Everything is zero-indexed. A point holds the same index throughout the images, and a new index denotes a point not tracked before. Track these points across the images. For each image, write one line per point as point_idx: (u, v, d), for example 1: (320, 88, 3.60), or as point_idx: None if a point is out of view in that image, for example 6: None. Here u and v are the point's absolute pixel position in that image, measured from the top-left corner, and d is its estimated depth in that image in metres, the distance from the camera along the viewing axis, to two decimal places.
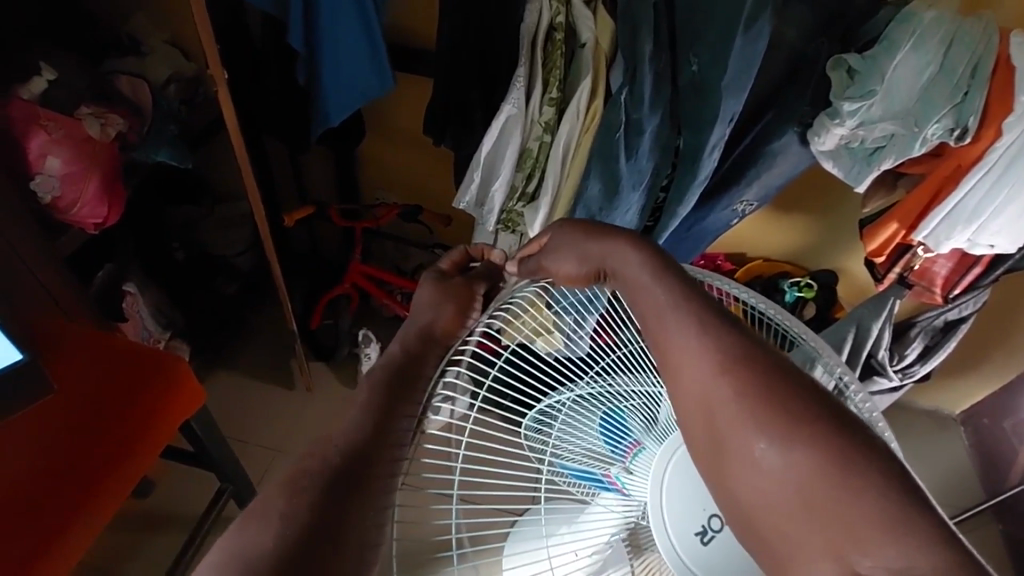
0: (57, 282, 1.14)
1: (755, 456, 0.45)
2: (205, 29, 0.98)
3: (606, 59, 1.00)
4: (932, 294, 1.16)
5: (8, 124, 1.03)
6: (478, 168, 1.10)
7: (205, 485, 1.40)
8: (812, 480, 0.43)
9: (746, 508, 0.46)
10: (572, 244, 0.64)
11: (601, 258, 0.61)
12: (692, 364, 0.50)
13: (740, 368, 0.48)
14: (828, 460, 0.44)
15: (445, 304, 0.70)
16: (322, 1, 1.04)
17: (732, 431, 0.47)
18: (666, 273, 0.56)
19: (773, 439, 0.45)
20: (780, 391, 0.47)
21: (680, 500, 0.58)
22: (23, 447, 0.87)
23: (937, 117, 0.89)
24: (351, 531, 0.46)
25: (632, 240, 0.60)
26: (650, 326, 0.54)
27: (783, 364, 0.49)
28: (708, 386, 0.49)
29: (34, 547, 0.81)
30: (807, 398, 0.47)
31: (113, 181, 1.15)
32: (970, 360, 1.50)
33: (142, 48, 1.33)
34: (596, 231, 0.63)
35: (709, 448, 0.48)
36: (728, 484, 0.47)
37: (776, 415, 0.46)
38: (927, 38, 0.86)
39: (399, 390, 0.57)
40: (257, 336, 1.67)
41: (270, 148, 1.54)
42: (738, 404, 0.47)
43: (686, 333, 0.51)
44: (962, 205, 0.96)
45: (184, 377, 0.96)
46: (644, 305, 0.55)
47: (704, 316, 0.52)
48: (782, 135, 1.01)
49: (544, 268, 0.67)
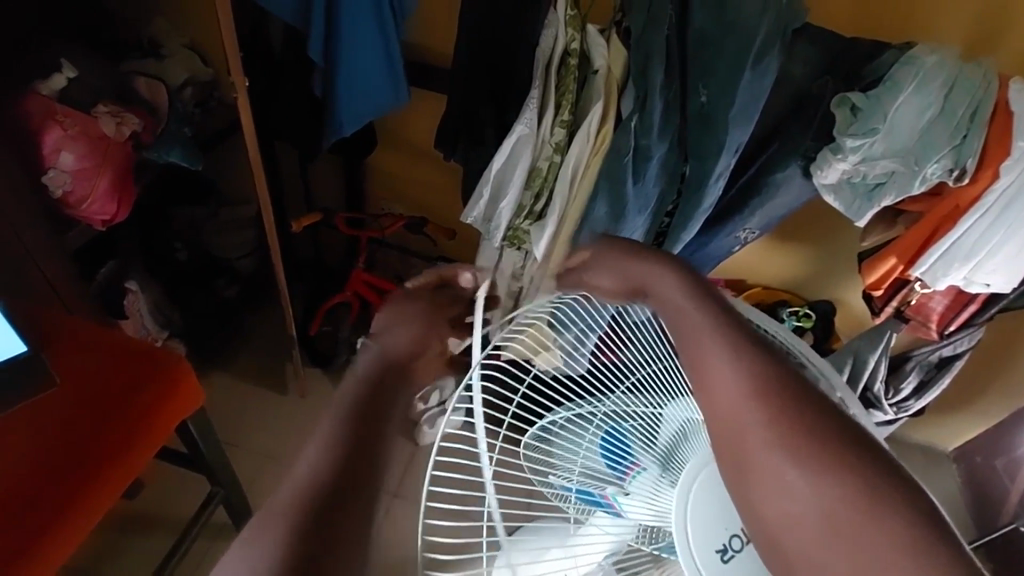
0: (63, 277, 1.16)
1: (785, 482, 0.43)
2: (230, 35, 1.00)
3: (618, 85, 1.01)
4: (928, 329, 1.18)
5: (26, 118, 1.06)
6: (487, 185, 1.12)
7: (191, 492, 1.37)
8: (839, 507, 0.42)
9: (770, 528, 0.44)
10: (613, 262, 0.57)
11: (637, 279, 0.56)
12: (718, 384, 0.48)
13: (771, 394, 0.47)
14: (856, 487, 0.43)
15: (408, 321, 0.47)
16: (344, 15, 1.07)
17: (764, 453, 0.45)
18: (707, 298, 0.53)
19: (804, 465, 0.43)
20: (803, 417, 0.46)
21: (701, 520, 0.57)
22: (13, 440, 0.86)
23: (936, 156, 0.92)
24: (337, 544, 0.39)
25: (669, 258, 0.56)
26: (681, 342, 0.52)
27: (810, 391, 0.48)
28: (737, 409, 0.47)
29: (22, 542, 0.80)
30: (831, 423, 0.46)
31: (124, 179, 1.16)
32: (966, 396, 1.50)
33: (161, 52, 1.34)
34: (633, 249, 0.57)
35: (736, 470, 0.46)
36: (754, 507, 0.44)
37: (800, 439, 0.44)
38: (928, 81, 0.89)
39: (372, 410, 0.44)
40: (252, 340, 1.66)
41: (280, 154, 1.55)
42: (769, 429, 0.45)
43: (721, 357, 0.49)
44: (959, 242, 0.99)
45: (186, 376, 0.96)
46: (679, 325, 0.52)
47: (737, 340, 0.50)
48: (784, 167, 1.03)
49: (582, 283, 0.59)
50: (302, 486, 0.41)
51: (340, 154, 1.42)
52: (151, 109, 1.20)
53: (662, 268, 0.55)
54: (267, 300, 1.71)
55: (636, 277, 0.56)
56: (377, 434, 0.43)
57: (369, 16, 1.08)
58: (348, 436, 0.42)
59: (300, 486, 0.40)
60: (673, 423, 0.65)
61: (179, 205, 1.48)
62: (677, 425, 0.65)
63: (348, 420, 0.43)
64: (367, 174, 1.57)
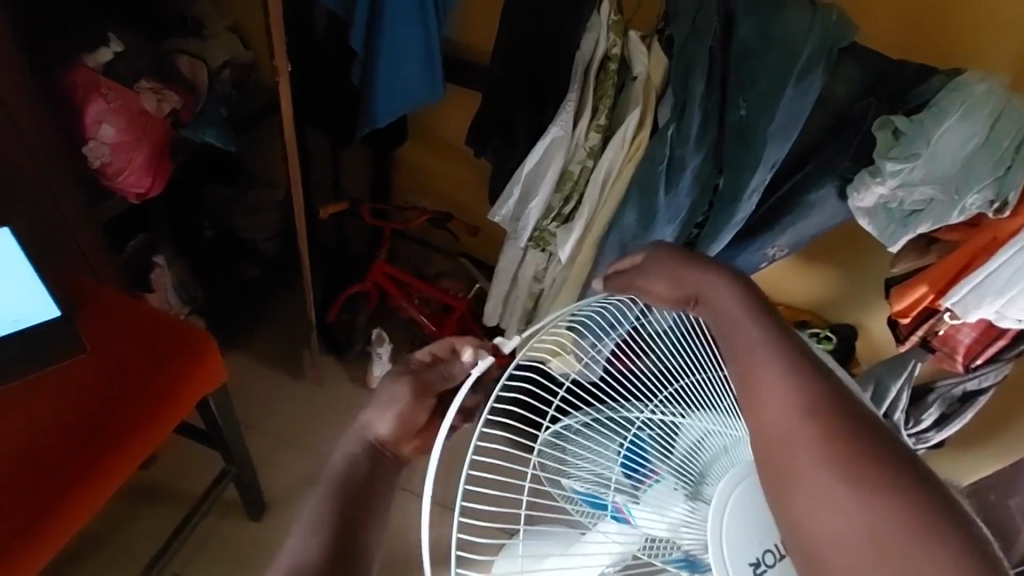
0: (95, 247, 1.19)
1: (836, 498, 0.39)
2: (276, 21, 1.01)
3: (657, 93, 1.01)
4: (954, 361, 1.16)
5: (73, 90, 1.08)
6: (518, 184, 1.13)
7: (202, 468, 1.39)
8: (890, 532, 0.38)
9: (810, 545, 0.39)
10: (669, 266, 0.59)
11: (692, 286, 0.56)
12: (764, 389, 0.45)
13: (829, 411, 0.43)
14: (913, 515, 0.38)
15: (393, 410, 0.58)
16: (388, 7, 1.08)
17: (815, 468, 0.40)
18: (761, 311, 0.51)
19: (857, 484, 0.39)
20: (861, 437, 0.42)
21: (736, 531, 0.52)
22: (23, 415, 0.87)
23: (978, 186, 0.90)
24: None
25: (730, 271, 0.55)
26: (730, 346, 0.49)
27: (868, 415, 0.44)
28: (791, 420, 0.43)
29: (26, 520, 0.81)
30: (889, 446, 0.42)
31: (160, 154, 1.18)
32: (986, 432, 1.47)
33: (204, 32, 1.36)
34: (696, 259, 0.58)
35: (781, 482, 0.41)
36: (798, 522, 0.40)
37: (852, 456, 0.40)
38: (976, 109, 0.87)
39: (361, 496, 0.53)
40: (270, 322, 1.67)
41: (311, 141, 1.57)
42: (825, 444, 0.41)
43: (778, 369, 0.46)
44: (995, 274, 0.97)
45: (211, 353, 0.98)
46: (731, 334, 0.50)
47: (797, 355, 0.46)
48: (820, 187, 1.02)
49: (633, 285, 0.61)
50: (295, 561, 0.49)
51: (372, 145, 1.43)
52: (191, 87, 1.22)
53: (722, 277, 0.55)
54: (288, 283, 1.73)
55: (692, 283, 0.57)
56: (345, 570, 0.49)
57: (413, 11, 1.09)
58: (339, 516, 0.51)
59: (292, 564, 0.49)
60: (694, 433, 0.62)
61: (209, 183, 1.50)
62: (696, 437, 0.62)
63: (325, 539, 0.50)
64: (395, 165, 1.58)
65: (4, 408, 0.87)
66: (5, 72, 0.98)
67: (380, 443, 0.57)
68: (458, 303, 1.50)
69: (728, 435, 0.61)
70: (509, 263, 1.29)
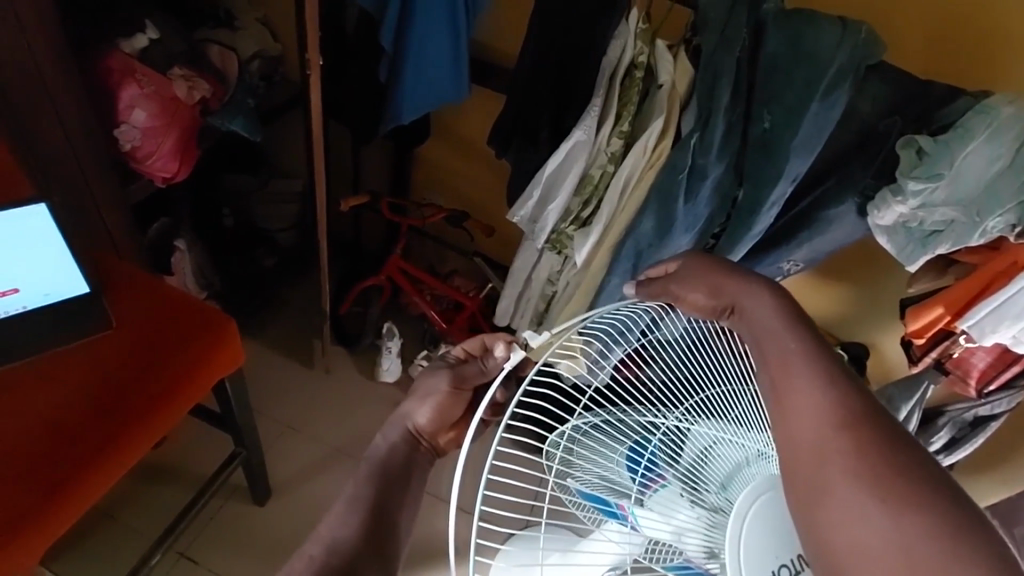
0: (119, 226, 1.21)
1: (861, 508, 0.39)
2: (310, 16, 1.04)
3: (681, 102, 1.01)
4: (966, 385, 1.15)
5: (109, 73, 1.11)
6: (539, 185, 1.14)
7: (212, 451, 1.41)
8: (916, 546, 0.38)
9: (835, 554, 0.39)
10: (704, 275, 0.60)
11: (730, 296, 0.57)
12: (797, 399, 0.46)
13: (861, 425, 0.43)
14: (943, 532, 0.38)
15: (427, 401, 0.62)
16: (418, 7, 1.10)
17: (842, 479, 0.41)
18: (798, 323, 0.51)
19: (886, 498, 0.39)
20: (892, 453, 0.42)
21: (755, 543, 0.51)
22: (49, 385, 0.90)
23: (1000, 210, 0.89)
24: None
25: (766, 281, 0.55)
26: (764, 356, 0.50)
27: (902, 432, 0.44)
28: (824, 433, 0.43)
29: (48, 487, 0.83)
30: (923, 464, 0.41)
31: (188, 141, 1.21)
32: (994, 459, 1.46)
33: (235, 23, 1.39)
34: (728, 268, 0.59)
35: (810, 490, 0.42)
36: (823, 529, 0.41)
37: (881, 469, 0.41)
38: (1002, 132, 0.87)
39: (391, 488, 0.56)
40: (285, 311, 1.70)
41: (334, 134, 1.59)
42: (857, 456, 0.42)
43: (813, 383, 0.46)
44: (1015, 298, 0.96)
45: (229, 336, 0.99)
46: (767, 344, 0.50)
47: (833, 370, 0.47)
48: (840, 203, 1.02)
49: (668, 292, 0.62)
50: (331, 542, 0.51)
51: (394, 141, 1.45)
52: (222, 77, 1.25)
53: (759, 287, 0.55)
54: (303, 274, 1.75)
55: (729, 292, 0.57)
56: (379, 549, 0.52)
57: (443, 13, 1.11)
58: (366, 499, 0.54)
59: (326, 542, 0.51)
60: (700, 442, 0.61)
61: (232, 171, 1.53)
62: (705, 445, 0.61)
63: (363, 516, 0.53)
64: (415, 162, 1.60)
65: (31, 380, 0.90)
66: (47, 54, 1.01)
67: (417, 432, 0.61)
68: (470, 302, 1.52)
69: (746, 447, 0.59)
70: (525, 264, 1.31)
